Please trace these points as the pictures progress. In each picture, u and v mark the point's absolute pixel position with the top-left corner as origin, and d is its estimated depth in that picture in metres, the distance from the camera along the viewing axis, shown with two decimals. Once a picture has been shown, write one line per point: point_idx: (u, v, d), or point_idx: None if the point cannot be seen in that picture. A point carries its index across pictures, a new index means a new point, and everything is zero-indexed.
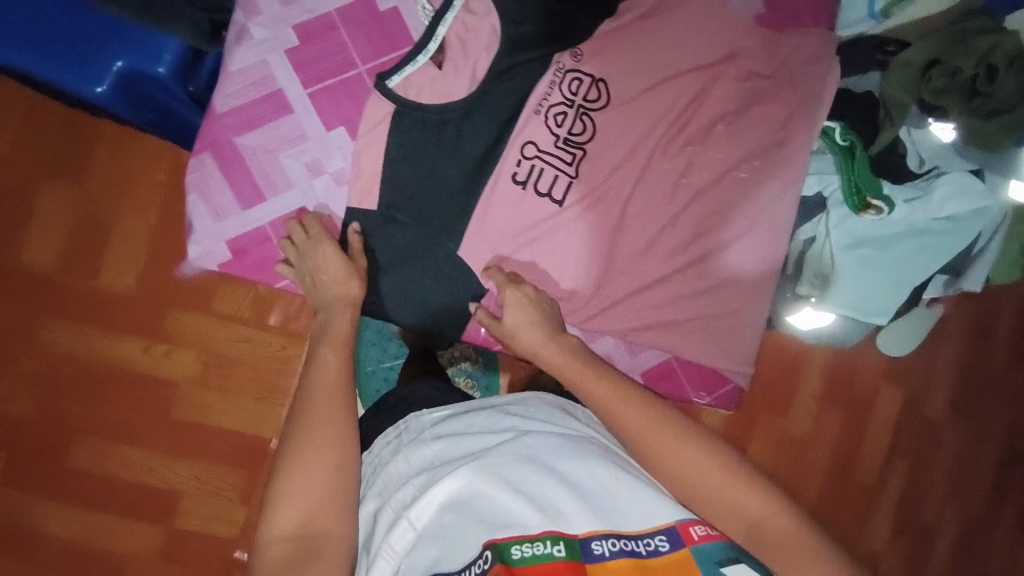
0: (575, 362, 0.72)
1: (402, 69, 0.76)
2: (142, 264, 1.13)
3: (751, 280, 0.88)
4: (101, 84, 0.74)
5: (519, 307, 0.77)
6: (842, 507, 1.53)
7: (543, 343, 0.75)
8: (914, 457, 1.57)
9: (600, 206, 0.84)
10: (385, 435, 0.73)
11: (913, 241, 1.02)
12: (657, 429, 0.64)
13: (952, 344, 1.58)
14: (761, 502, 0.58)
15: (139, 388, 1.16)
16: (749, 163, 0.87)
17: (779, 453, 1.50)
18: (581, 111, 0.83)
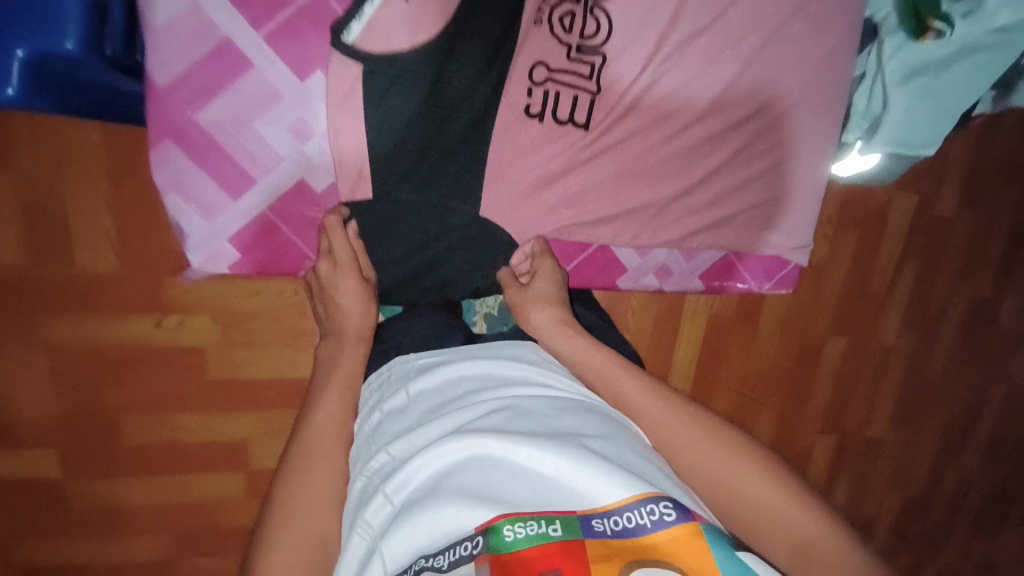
0: (598, 351, 0.60)
1: (372, 0, 0.60)
2: (116, 239, 0.99)
3: (809, 146, 0.79)
4: (9, 85, 0.59)
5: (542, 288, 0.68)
6: (858, 318, 1.62)
7: (556, 322, 0.64)
8: (927, 258, 1.61)
9: (637, 103, 0.71)
10: (369, 389, 0.60)
11: (971, 59, 0.90)
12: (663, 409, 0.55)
13: (970, 141, 1.51)
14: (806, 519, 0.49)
15: (164, 366, 1.09)
16: (805, 10, 0.72)
17: (801, 283, 1.53)
18: (590, 4, 0.67)
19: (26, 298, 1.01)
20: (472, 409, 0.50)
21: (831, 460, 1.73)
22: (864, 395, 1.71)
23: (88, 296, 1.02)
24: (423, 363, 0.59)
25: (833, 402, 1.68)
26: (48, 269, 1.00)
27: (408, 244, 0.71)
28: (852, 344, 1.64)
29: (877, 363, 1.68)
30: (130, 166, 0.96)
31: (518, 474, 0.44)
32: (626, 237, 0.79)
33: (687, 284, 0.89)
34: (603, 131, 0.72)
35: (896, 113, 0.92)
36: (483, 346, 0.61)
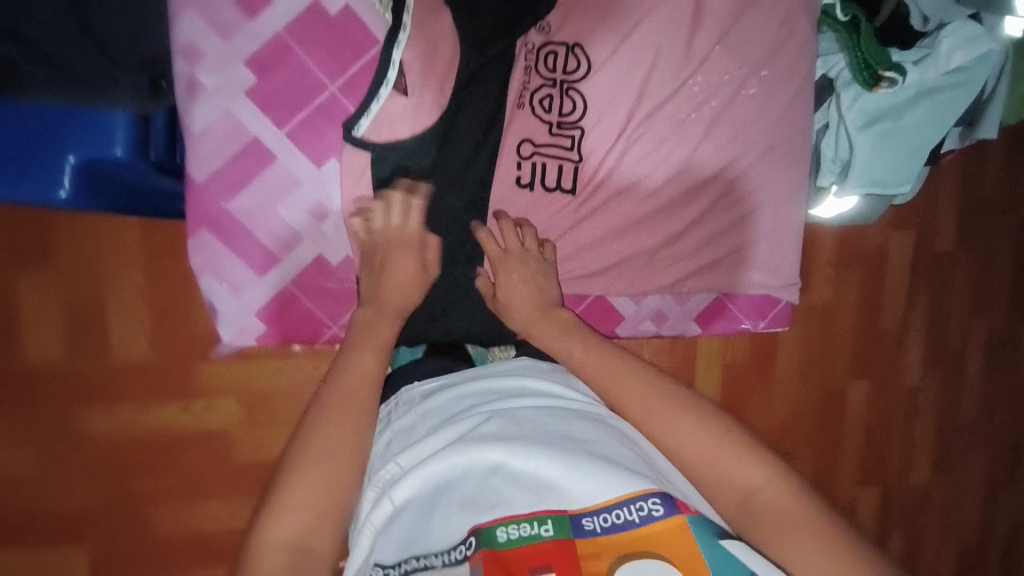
0: (575, 338, 0.68)
1: (377, 100, 0.69)
2: (150, 327, 1.07)
3: (784, 191, 0.85)
4: (61, 187, 0.66)
5: (519, 286, 0.72)
6: (875, 357, 1.61)
7: (537, 319, 0.71)
8: (933, 292, 1.62)
9: (618, 166, 0.80)
10: (376, 413, 0.67)
11: (925, 104, 0.98)
12: (665, 403, 0.61)
13: (952, 177, 1.57)
14: (754, 470, 0.57)
15: (190, 449, 1.12)
16: (759, 75, 0.81)
17: (811, 326, 1.54)
18: (565, 87, 0.77)
19: (66, 390, 1.07)
20: (473, 422, 0.57)
21: (875, 510, 1.65)
22: (897, 437, 1.65)
23: (122, 384, 1.08)
24: (428, 387, 0.66)
25: (864, 447, 1.63)
26: (88, 361, 1.07)
27: (416, 306, 0.77)
28: (874, 384, 1.62)
29: (902, 403, 1.64)
30: (166, 260, 1.05)
31: (516, 478, 0.51)
32: (622, 285, 0.84)
33: (683, 326, 0.93)
34: (589, 192, 0.80)
35: (863, 157, 0.99)
36: (489, 368, 0.69)
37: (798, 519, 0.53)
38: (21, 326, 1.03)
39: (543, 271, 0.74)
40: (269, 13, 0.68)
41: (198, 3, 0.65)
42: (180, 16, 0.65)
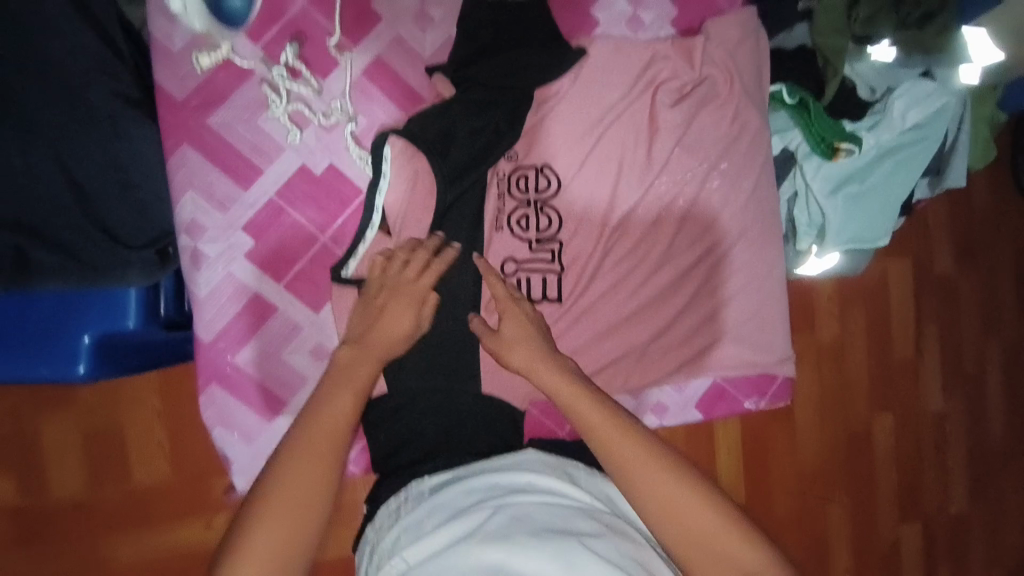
0: (581, 398, 0.69)
1: (363, 242, 0.74)
2: (169, 448, 1.10)
3: (762, 270, 0.88)
4: (79, 364, 0.71)
5: (517, 326, 0.75)
6: (892, 390, 1.58)
7: (539, 365, 0.72)
8: (939, 320, 1.61)
9: (599, 270, 0.84)
10: (385, 506, 0.71)
11: (888, 163, 1.03)
12: (671, 484, 0.63)
13: (938, 206, 1.59)
14: (743, 551, 0.61)
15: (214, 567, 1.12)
16: (720, 169, 0.86)
17: (822, 365, 1.54)
18: (540, 205, 0.82)
19: (89, 523, 1.08)
20: (480, 521, 0.57)
21: (920, 550, 1.59)
22: (930, 471, 1.61)
23: (143, 509, 1.09)
24: (436, 480, 0.70)
25: (897, 487, 1.58)
26: (110, 491, 1.08)
27: (424, 428, 0.79)
28: (896, 417, 1.59)
29: (928, 437, 1.61)
30: (182, 381, 1.10)
31: None
32: (620, 381, 0.85)
33: (685, 415, 0.94)
34: (575, 297, 0.83)
35: (835, 218, 1.04)
36: (495, 460, 0.71)
37: None
38: (43, 465, 1.06)
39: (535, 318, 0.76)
40: (261, 182, 0.74)
41: (196, 183, 0.72)
42: (181, 199, 0.71)
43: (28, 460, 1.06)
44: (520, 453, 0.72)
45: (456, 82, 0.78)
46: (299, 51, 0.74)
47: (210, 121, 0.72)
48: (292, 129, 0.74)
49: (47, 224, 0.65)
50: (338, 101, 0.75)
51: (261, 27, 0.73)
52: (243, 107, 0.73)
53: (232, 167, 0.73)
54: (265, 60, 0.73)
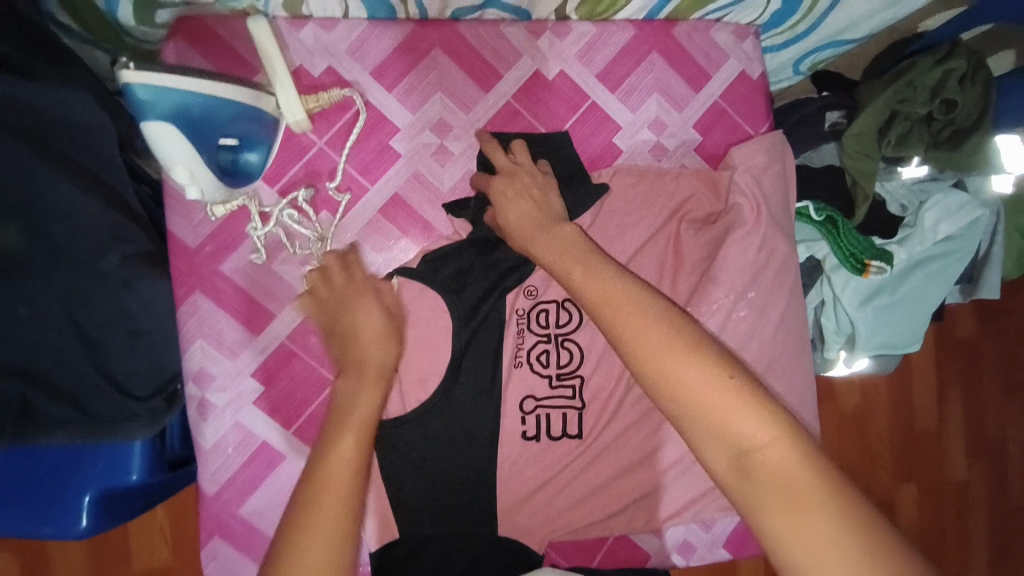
0: (575, 256, 0.59)
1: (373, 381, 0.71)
2: (171, 531, 1.05)
3: (790, 398, 0.84)
4: (80, 520, 0.68)
5: (516, 204, 0.67)
6: (918, 470, 1.52)
7: (537, 236, 0.63)
8: (969, 402, 1.54)
9: (622, 405, 0.80)
10: None
11: (919, 273, 1.00)
12: (674, 344, 0.51)
13: None
14: (766, 431, 0.48)
15: None
16: (747, 297, 0.83)
17: (844, 438, 1.49)
18: (560, 339, 0.79)
19: None
20: None
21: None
22: (956, 554, 1.55)
23: None
24: None
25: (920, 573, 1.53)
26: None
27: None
28: (923, 490, 1.52)
29: (955, 524, 1.55)
30: None
31: None
32: (642, 519, 0.82)
33: (713, 554, 0.88)
34: (596, 436, 0.80)
35: (865, 328, 1.00)
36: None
37: (819, 498, 0.46)
38: (45, 549, 1.04)
39: (538, 183, 0.68)
40: (272, 326, 0.72)
41: (205, 332, 0.70)
42: (190, 347, 0.70)
43: (30, 544, 1.03)
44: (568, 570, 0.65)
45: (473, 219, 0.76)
46: (313, 194, 0.72)
47: (222, 267, 0.71)
48: (302, 272, 0.72)
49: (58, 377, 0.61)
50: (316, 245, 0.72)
51: (274, 172, 0.72)
52: (256, 256, 0.71)
53: (243, 314, 0.71)
54: (279, 202, 0.71)
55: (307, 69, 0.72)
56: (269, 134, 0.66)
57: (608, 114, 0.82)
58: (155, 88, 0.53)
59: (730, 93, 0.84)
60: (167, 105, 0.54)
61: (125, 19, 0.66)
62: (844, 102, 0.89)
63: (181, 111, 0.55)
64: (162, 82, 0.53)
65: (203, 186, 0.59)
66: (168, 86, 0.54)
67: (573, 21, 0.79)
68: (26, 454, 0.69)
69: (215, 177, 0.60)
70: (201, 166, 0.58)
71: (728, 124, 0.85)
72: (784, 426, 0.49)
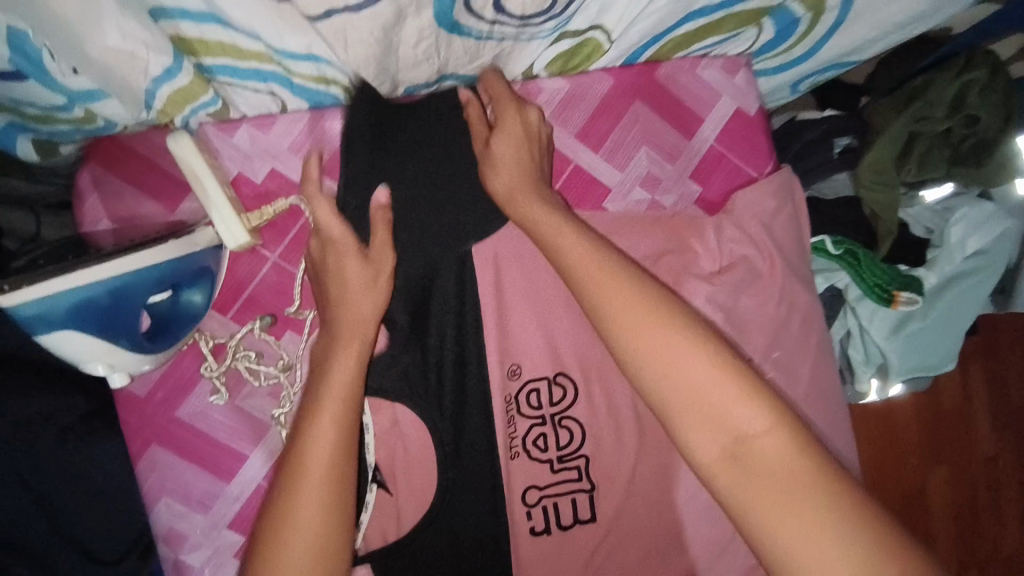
0: (564, 224, 0.57)
1: (364, 511, 0.66)
2: None
3: (834, 459, 0.76)
4: None
5: (511, 151, 0.60)
6: (949, 455, 1.45)
7: (534, 207, 0.59)
8: (1001, 390, 1.46)
9: (645, 492, 0.72)
10: None
11: (950, 293, 0.91)
12: (670, 332, 0.51)
13: None
14: (754, 415, 0.49)
15: None
16: (771, 356, 0.75)
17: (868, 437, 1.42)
18: (557, 420, 0.72)
19: None
20: None
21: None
22: (993, 538, 1.48)
23: None
24: None
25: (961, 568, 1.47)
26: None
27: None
28: (955, 474, 1.45)
29: (997, 516, 1.48)
30: None
31: None
32: None
33: None
34: (622, 529, 0.72)
35: (896, 357, 0.92)
36: None
37: (803, 479, 0.48)
38: None
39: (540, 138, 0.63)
40: (246, 470, 0.64)
41: (171, 487, 0.62)
42: (155, 506, 0.62)
43: None
44: None
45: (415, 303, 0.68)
46: (271, 320, 0.64)
47: (177, 413, 0.63)
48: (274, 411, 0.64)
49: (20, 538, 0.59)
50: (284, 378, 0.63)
51: (227, 296, 0.63)
52: (217, 396, 0.63)
53: (212, 461, 0.63)
54: (236, 332, 0.63)
55: (247, 175, 0.64)
56: (216, 270, 0.59)
57: (595, 175, 0.73)
58: (40, 300, 0.45)
59: (725, 135, 0.76)
60: (66, 307, 0.46)
61: (27, 155, 0.60)
62: (853, 126, 0.81)
63: (85, 309, 0.47)
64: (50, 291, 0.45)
65: (132, 367, 0.53)
66: (62, 288, 0.46)
67: (542, 80, 0.70)
68: None
69: (139, 355, 0.52)
70: (128, 352, 0.51)
71: (729, 169, 0.76)
72: (775, 412, 0.50)
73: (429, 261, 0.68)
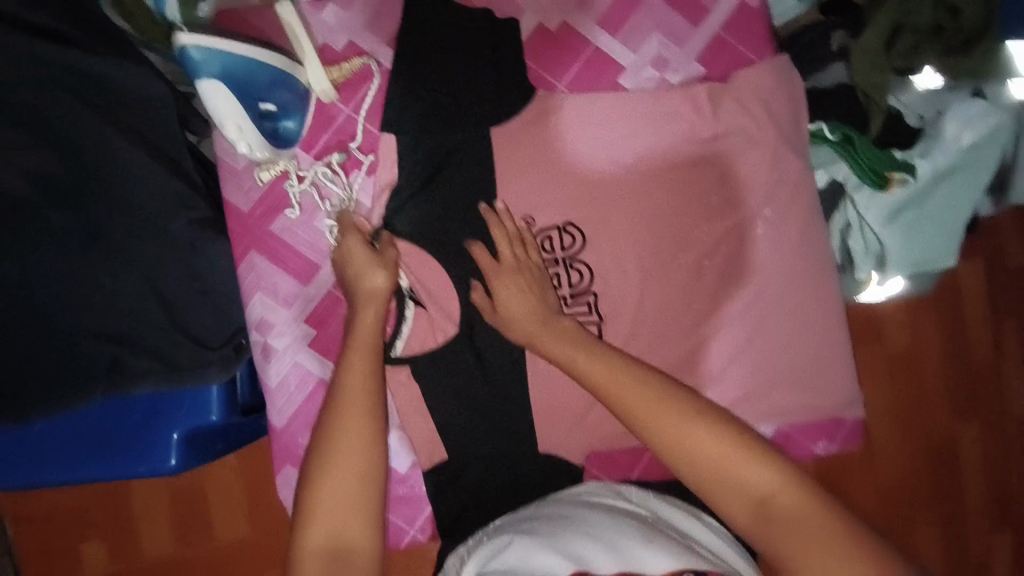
0: (546, 325, 0.75)
1: (404, 321, 0.83)
2: (242, 503, 1.26)
3: (812, 307, 0.87)
4: (171, 457, 0.77)
5: (514, 296, 0.77)
6: (981, 407, 1.38)
7: (539, 331, 0.75)
8: None
9: (642, 322, 0.86)
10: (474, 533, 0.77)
11: (946, 184, 0.99)
12: (677, 415, 0.66)
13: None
14: (771, 479, 0.62)
15: (245, 553, 1.26)
16: (764, 214, 0.86)
17: (892, 385, 1.37)
18: (568, 262, 0.85)
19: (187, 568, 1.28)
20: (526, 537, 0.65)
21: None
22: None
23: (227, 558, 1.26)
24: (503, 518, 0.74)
25: (997, 521, 1.39)
26: (195, 546, 1.27)
27: (483, 481, 0.84)
28: (987, 431, 1.38)
29: None
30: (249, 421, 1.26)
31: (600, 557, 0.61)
32: None
33: None
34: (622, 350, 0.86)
35: (893, 244, 1.00)
36: (561, 493, 0.78)
37: (819, 517, 0.60)
38: (139, 526, 1.27)
39: (535, 278, 0.78)
40: (320, 276, 0.82)
41: (264, 284, 0.81)
42: (252, 298, 0.81)
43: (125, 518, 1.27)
44: (591, 486, 0.78)
45: (452, 155, 0.84)
46: (344, 157, 0.82)
47: (271, 227, 0.81)
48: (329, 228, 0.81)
49: (139, 334, 0.73)
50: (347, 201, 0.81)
51: (310, 138, 0.82)
52: (293, 211, 0.81)
53: (294, 267, 0.81)
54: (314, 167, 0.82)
55: (330, 46, 0.83)
56: (303, 103, 0.79)
57: (611, 57, 0.87)
58: (206, 52, 0.67)
59: (729, 24, 0.88)
60: (217, 66, 0.68)
61: (169, 12, 0.76)
62: (850, 21, 0.93)
63: (229, 72, 0.69)
64: (211, 47, 0.67)
65: (250, 141, 0.74)
66: (216, 51, 0.68)
67: None
68: (121, 403, 0.78)
69: (260, 134, 0.74)
70: (247, 121, 0.72)
71: (730, 53, 0.88)
72: (789, 479, 0.62)
73: (466, 120, 0.83)
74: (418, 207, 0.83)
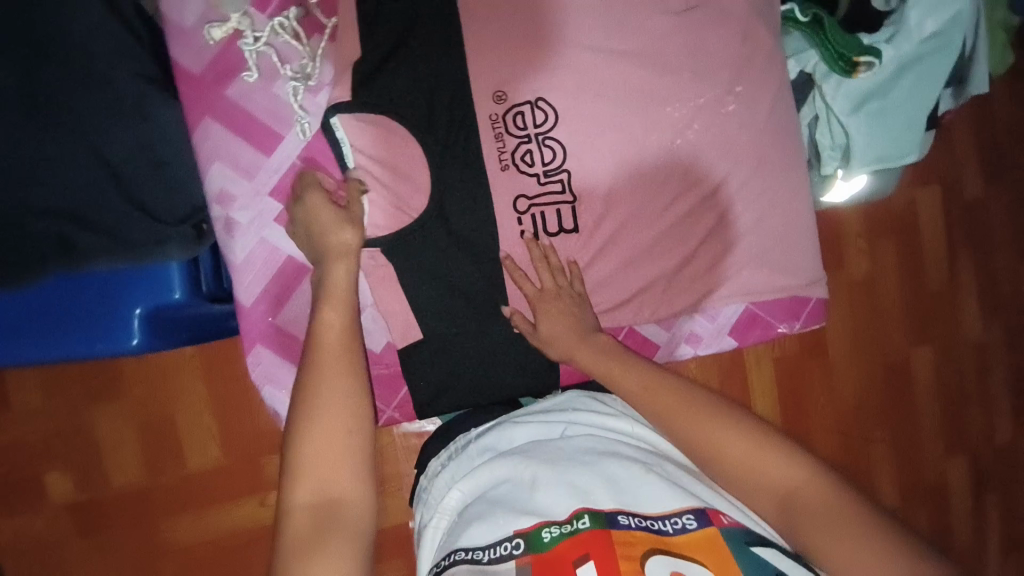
0: (577, 331, 0.79)
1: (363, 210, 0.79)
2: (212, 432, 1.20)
3: (778, 188, 0.89)
4: (133, 336, 0.75)
5: (556, 318, 0.80)
6: (933, 319, 1.44)
7: (578, 346, 0.78)
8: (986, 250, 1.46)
9: (614, 202, 0.85)
10: (453, 446, 0.78)
11: (909, 75, 0.99)
12: (703, 417, 0.67)
13: (985, 117, 1.43)
14: (792, 472, 0.62)
15: (219, 480, 1.20)
16: (735, 91, 0.86)
17: (853, 302, 1.40)
18: (541, 139, 0.83)
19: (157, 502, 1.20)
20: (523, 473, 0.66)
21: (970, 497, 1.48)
22: (975, 409, 1.48)
23: (201, 485, 1.20)
24: (490, 437, 0.75)
25: (947, 427, 1.47)
26: (167, 473, 1.20)
27: (460, 360, 0.84)
28: (940, 349, 1.45)
29: (978, 381, 1.48)
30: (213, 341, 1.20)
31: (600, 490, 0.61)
32: (648, 310, 0.88)
33: (719, 342, 0.97)
34: (595, 231, 0.85)
35: (860, 138, 1.01)
36: (539, 404, 0.80)
37: (841, 507, 0.58)
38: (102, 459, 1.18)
39: (575, 301, 0.81)
40: (283, 146, 0.81)
41: (222, 155, 0.79)
42: (210, 169, 0.79)
43: (85, 452, 1.17)
44: (565, 397, 0.79)
45: (418, 25, 0.81)
46: (302, 15, 0.81)
47: (227, 92, 0.79)
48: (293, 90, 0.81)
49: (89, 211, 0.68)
50: (308, 63, 0.80)
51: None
52: (249, 74, 0.79)
53: (255, 136, 0.80)
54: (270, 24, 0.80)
55: None
56: None
57: None
58: None
59: None
60: None
61: None
62: None
63: None
64: None
65: None
66: None
67: None
68: (73, 283, 0.74)
69: None
70: None
71: None
72: (811, 468, 0.62)
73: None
74: (382, 79, 0.80)
